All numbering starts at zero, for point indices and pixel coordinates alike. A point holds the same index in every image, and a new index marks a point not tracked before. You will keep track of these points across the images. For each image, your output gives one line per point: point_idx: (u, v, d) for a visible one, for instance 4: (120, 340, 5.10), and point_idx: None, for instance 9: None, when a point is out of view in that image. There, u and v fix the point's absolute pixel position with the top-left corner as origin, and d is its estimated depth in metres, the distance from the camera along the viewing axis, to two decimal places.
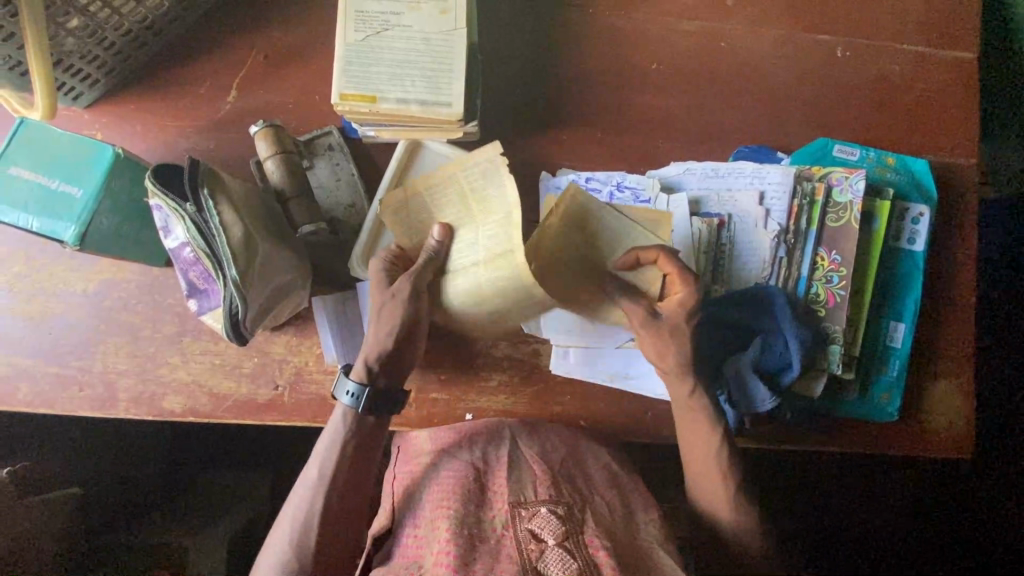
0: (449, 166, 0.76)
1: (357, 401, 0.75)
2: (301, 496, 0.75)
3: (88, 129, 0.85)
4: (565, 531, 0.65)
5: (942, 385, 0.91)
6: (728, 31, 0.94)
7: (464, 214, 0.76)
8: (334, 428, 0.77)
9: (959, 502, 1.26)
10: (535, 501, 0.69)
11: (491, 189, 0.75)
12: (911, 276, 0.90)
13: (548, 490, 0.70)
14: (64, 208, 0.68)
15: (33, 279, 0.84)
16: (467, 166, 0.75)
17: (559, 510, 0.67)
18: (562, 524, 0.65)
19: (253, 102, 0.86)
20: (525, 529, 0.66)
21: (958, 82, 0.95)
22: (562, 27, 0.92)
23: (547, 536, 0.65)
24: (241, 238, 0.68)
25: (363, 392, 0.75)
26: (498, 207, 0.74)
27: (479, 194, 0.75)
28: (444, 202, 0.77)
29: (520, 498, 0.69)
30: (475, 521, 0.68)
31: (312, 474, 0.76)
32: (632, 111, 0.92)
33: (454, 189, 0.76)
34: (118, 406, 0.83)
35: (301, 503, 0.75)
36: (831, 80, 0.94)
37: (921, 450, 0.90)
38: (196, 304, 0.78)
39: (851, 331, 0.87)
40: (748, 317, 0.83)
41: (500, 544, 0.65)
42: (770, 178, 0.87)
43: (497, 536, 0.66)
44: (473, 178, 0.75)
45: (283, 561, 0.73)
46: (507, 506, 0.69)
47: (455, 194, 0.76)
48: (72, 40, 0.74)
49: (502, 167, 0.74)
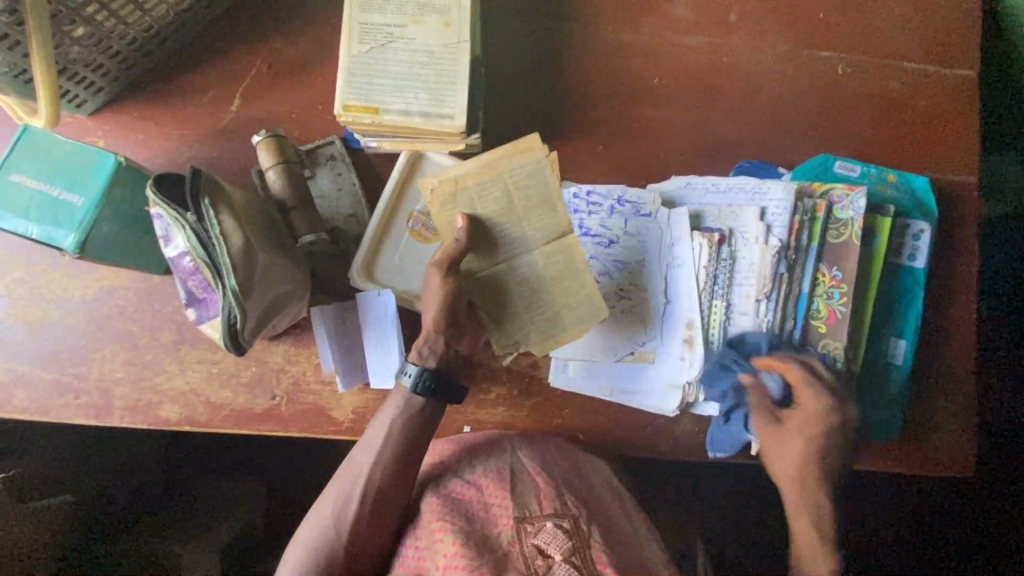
0: (500, 160, 0.74)
1: (416, 383, 0.76)
2: (346, 476, 0.76)
3: (91, 136, 0.85)
4: (572, 546, 0.65)
5: (944, 403, 0.91)
6: (730, 47, 0.94)
7: (512, 209, 0.75)
8: (396, 409, 0.77)
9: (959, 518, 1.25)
10: (541, 515, 0.68)
11: (534, 187, 0.75)
12: (911, 294, 0.90)
13: (553, 503, 0.69)
14: (65, 216, 0.68)
15: (31, 285, 0.84)
16: (517, 161, 0.74)
17: (565, 524, 0.67)
18: (569, 539, 0.65)
19: (257, 111, 0.86)
20: (531, 545, 0.66)
21: (957, 99, 0.96)
22: (565, 40, 0.92)
23: (554, 551, 0.65)
24: (242, 249, 0.68)
25: (425, 377, 0.76)
26: (545, 212, 0.76)
27: (526, 193, 0.75)
28: (487, 193, 0.75)
29: (525, 512, 0.69)
30: (481, 536, 0.67)
31: (362, 456, 0.77)
32: (632, 125, 0.92)
33: (504, 187, 0.75)
34: (114, 414, 0.83)
35: (343, 482, 0.76)
36: (832, 97, 0.95)
37: (920, 469, 0.90)
38: (195, 313, 0.76)
39: (852, 348, 0.86)
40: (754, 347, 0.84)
41: (507, 557, 0.65)
42: (771, 194, 0.86)
43: (505, 550, 0.66)
44: (523, 178, 0.75)
45: (321, 541, 0.73)
46: (511, 521, 0.68)
47: (503, 193, 0.75)
48: (77, 48, 0.74)
49: (548, 169, 0.74)
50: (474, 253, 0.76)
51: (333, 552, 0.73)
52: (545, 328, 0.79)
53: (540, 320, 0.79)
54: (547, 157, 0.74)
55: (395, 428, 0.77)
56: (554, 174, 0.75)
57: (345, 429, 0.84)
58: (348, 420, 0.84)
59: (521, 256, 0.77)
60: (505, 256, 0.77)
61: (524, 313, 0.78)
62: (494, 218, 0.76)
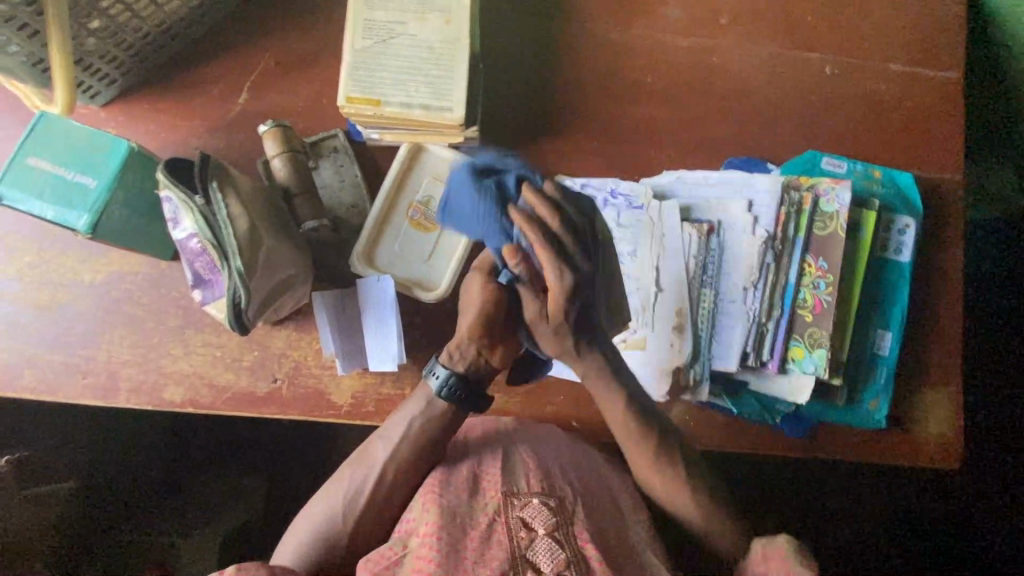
0: None
1: (444, 387, 0.79)
2: (358, 467, 0.79)
3: (103, 126, 0.88)
4: (556, 522, 0.66)
5: (928, 394, 0.93)
6: (721, 48, 0.98)
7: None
8: (418, 408, 0.80)
9: (949, 514, 1.27)
10: (528, 492, 0.70)
11: None
12: (896, 286, 0.93)
13: (541, 483, 0.71)
14: (78, 198, 0.71)
15: (42, 270, 0.87)
16: None
17: (551, 502, 0.69)
18: (553, 515, 0.67)
19: (264, 104, 0.89)
20: (516, 518, 0.67)
21: (941, 100, 0.99)
22: (561, 40, 0.96)
23: (538, 525, 0.66)
24: (247, 231, 0.71)
25: (453, 382, 0.78)
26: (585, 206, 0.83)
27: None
28: None
29: (513, 488, 0.71)
30: (467, 509, 0.69)
31: (375, 449, 0.79)
32: (626, 122, 0.95)
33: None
34: (120, 395, 0.85)
35: (353, 473, 0.78)
36: (819, 96, 0.98)
37: (905, 459, 0.93)
38: (200, 294, 0.79)
39: (839, 337, 0.89)
40: (745, 336, 0.87)
41: (490, 530, 0.66)
42: (759, 187, 0.89)
43: (488, 522, 0.67)
44: None
45: (320, 523, 0.75)
46: (499, 495, 0.70)
47: None
48: (92, 40, 0.78)
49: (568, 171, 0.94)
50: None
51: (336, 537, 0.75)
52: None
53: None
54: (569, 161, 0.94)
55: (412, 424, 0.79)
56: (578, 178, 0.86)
57: (344, 413, 0.86)
58: (347, 404, 0.86)
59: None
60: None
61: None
62: None
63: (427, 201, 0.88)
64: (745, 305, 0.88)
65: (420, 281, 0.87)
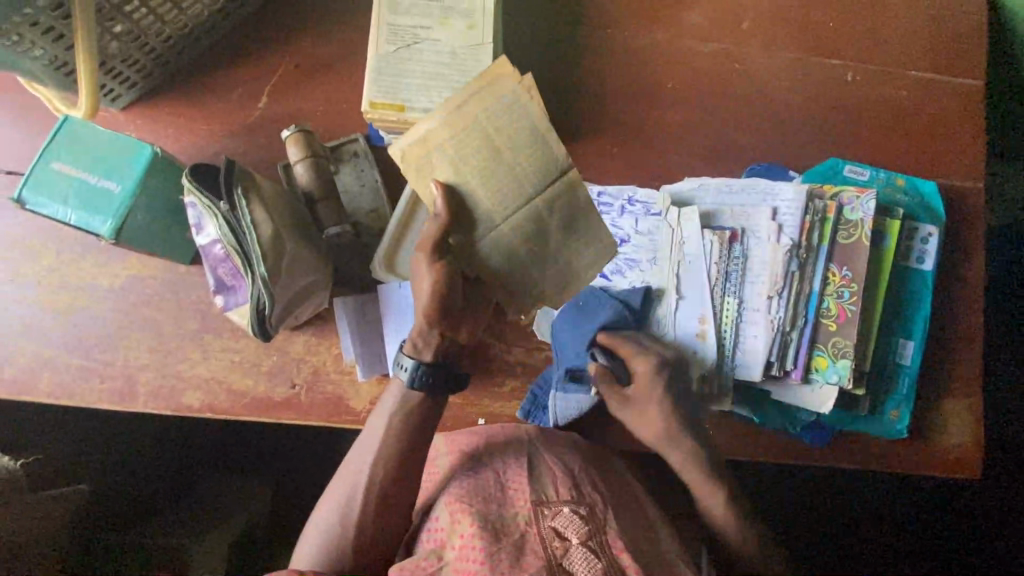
0: (471, 100, 0.65)
1: (411, 378, 0.73)
2: (354, 470, 0.75)
3: (123, 129, 0.88)
4: (589, 531, 0.66)
5: (951, 403, 0.93)
6: (743, 54, 0.97)
7: (496, 155, 0.66)
8: (395, 400, 0.76)
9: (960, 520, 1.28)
10: (558, 500, 0.70)
11: (512, 123, 0.66)
12: (919, 296, 0.92)
13: (570, 491, 0.71)
14: (103, 203, 0.71)
15: (60, 273, 0.86)
16: (486, 99, 0.65)
17: (581, 511, 0.68)
18: (585, 524, 0.67)
19: (284, 108, 0.89)
20: (548, 527, 0.67)
21: (965, 107, 0.98)
22: (582, 45, 0.95)
23: (571, 535, 0.66)
24: (271, 237, 0.70)
25: (421, 371, 0.72)
26: (531, 157, 0.67)
27: (508, 136, 0.66)
28: (466, 139, 0.66)
29: (542, 496, 0.70)
30: (498, 517, 0.68)
31: (367, 449, 0.76)
32: (647, 128, 0.95)
33: (482, 133, 0.65)
34: (137, 400, 0.85)
35: (352, 477, 0.75)
36: (842, 103, 0.97)
37: (927, 470, 0.92)
38: (223, 300, 0.77)
39: (862, 347, 0.88)
40: (768, 345, 0.86)
41: (524, 539, 0.66)
42: (782, 195, 0.88)
43: (521, 531, 0.67)
44: (500, 115, 0.66)
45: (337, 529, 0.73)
46: (529, 504, 0.69)
47: (482, 136, 0.65)
48: (115, 44, 0.77)
49: (527, 98, 0.65)
50: (459, 225, 0.68)
51: (343, 545, 0.72)
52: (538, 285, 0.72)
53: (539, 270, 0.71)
54: (521, 83, 0.65)
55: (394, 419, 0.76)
56: (533, 102, 0.66)
57: (363, 419, 0.85)
58: (366, 410, 0.86)
59: (513, 210, 0.67)
60: (483, 209, 0.67)
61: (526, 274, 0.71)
62: (472, 169, 0.66)
63: None
64: (767, 313, 0.87)
65: None
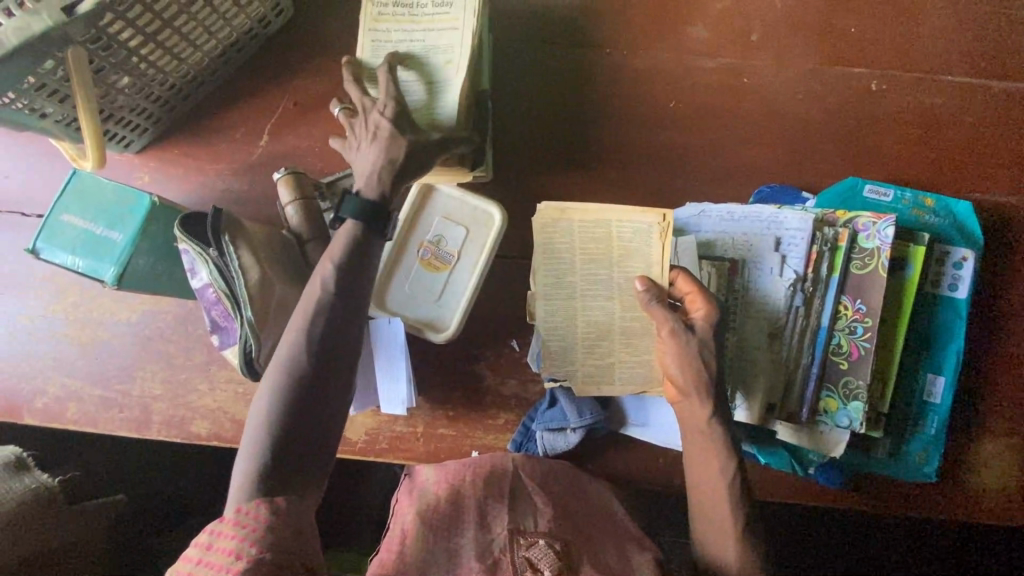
0: (614, 215, 0.80)
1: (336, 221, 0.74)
2: (283, 379, 0.65)
3: (137, 172, 0.93)
4: (561, 566, 0.64)
5: (987, 443, 0.85)
6: (751, 67, 0.91)
7: (602, 261, 0.81)
8: (342, 239, 0.72)
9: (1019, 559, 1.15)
10: (535, 532, 0.69)
11: (637, 246, 0.80)
12: (950, 327, 0.84)
13: (549, 523, 0.70)
14: (107, 251, 0.75)
15: (83, 308, 0.92)
16: (627, 218, 0.80)
17: (557, 545, 0.66)
18: (559, 559, 0.64)
19: (284, 146, 0.92)
20: (522, 557, 0.65)
21: (1006, 113, 0.89)
22: (578, 65, 0.93)
23: (544, 567, 0.64)
24: (259, 281, 0.73)
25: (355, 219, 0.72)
26: (637, 259, 0.80)
27: (626, 245, 0.80)
28: (590, 246, 0.81)
29: (519, 525, 0.70)
30: (475, 548, 0.67)
31: (298, 350, 0.66)
32: (646, 149, 0.91)
33: (605, 231, 0.81)
34: (152, 428, 0.90)
35: (294, 348, 0.67)
36: (863, 116, 0.90)
37: (961, 516, 0.84)
38: (218, 339, 0.81)
39: (878, 386, 0.82)
40: (769, 385, 0.81)
41: (497, 566, 0.65)
42: (788, 223, 0.82)
43: (495, 559, 0.66)
44: (628, 235, 0.80)
45: (289, 406, 0.64)
46: (506, 531, 0.69)
47: (616, 272, 0.81)
48: (121, 97, 0.81)
49: (657, 236, 0.79)
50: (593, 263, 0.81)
51: (288, 425, 0.63)
52: (595, 370, 0.82)
53: (592, 364, 0.82)
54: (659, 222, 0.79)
55: (327, 319, 0.68)
56: (659, 240, 0.79)
57: (359, 449, 0.89)
58: (362, 440, 0.89)
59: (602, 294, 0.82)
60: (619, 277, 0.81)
61: (572, 348, 0.82)
62: (600, 264, 0.81)
63: (437, 240, 0.86)
64: (770, 351, 0.82)
65: (430, 322, 0.87)
